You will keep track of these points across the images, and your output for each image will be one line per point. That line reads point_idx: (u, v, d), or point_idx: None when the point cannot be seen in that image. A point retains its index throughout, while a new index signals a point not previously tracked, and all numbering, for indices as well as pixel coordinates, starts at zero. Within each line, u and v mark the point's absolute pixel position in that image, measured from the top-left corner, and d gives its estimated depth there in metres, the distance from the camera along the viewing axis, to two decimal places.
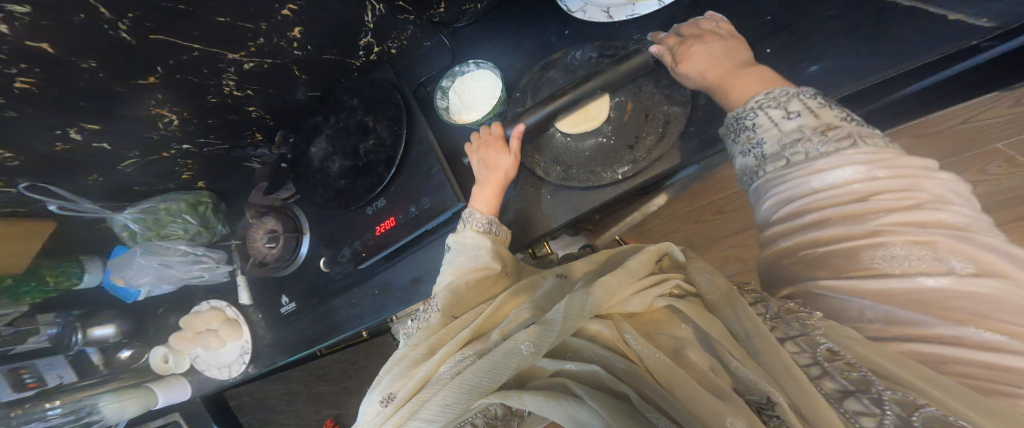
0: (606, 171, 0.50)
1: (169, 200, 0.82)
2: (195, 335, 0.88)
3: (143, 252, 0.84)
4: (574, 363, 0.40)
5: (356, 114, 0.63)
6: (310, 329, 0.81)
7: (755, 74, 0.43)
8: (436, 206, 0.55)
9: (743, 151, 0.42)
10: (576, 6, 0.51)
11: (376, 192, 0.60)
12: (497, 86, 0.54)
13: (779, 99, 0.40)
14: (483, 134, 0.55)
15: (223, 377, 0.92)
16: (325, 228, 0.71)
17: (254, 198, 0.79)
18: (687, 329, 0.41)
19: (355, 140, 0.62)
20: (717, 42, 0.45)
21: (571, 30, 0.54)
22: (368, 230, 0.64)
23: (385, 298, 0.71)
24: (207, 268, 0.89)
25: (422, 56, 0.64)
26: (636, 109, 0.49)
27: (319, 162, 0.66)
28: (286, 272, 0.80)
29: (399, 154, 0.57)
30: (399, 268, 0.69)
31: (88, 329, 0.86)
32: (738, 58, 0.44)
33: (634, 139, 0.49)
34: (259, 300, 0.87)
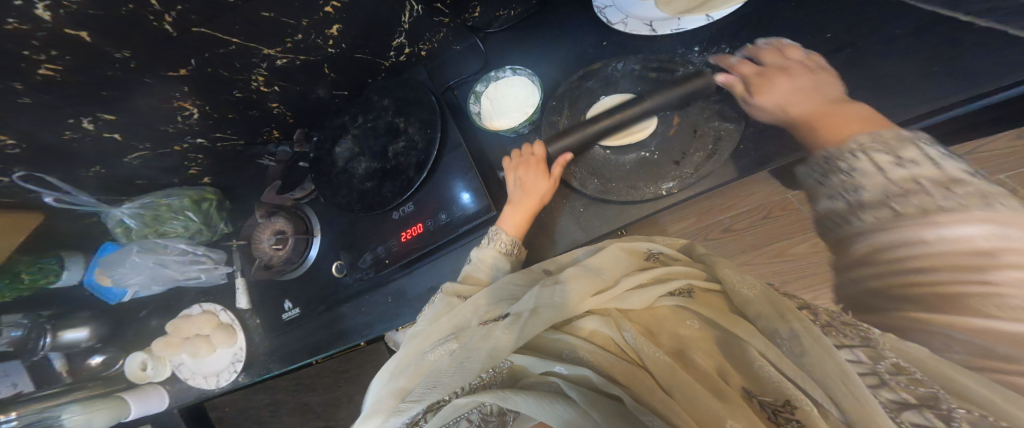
0: (649, 187, 0.51)
1: (171, 195, 0.80)
2: (182, 341, 0.82)
3: (139, 250, 0.80)
4: (565, 366, 0.38)
5: (386, 115, 0.63)
6: (312, 337, 0.78)
7: (844, 111, 0.43)
8: (468, 214, 0.55)
9: (831, 194, 0.41)
10: (617, 19, 0.54)
11: (404, 196, 0.59)
12: (533, 94, 0.54)
13: (889, 143, 0.37)
14: (523, 152, 0.55)
15: (208, 385, 0.86)
16: (346, 231, 0.70)
17: (264, 197, 0.76)
18: (694, 326, 0.42)
19: (384, 141, 0.62)
20: (804, 77, 0.47)
21: (612, 42, 0.57)
22: (393, 235, 0.63)
23: (399, 306, 0.69)
24: (205, 268, 0.86)
25: (452, 59, 0.65)
26: (682, 123, 0.52)
27: (344, 162, 0.66)
28: (292, 276, 0.78)
29: (432, 158, 0.57)
30: (417, 276, 0.67)
31: (59, 332, 0.79)
32: (835, 95, 0.45)
33: (682, 156, 0.51)
34: (258, 304, 0.85)
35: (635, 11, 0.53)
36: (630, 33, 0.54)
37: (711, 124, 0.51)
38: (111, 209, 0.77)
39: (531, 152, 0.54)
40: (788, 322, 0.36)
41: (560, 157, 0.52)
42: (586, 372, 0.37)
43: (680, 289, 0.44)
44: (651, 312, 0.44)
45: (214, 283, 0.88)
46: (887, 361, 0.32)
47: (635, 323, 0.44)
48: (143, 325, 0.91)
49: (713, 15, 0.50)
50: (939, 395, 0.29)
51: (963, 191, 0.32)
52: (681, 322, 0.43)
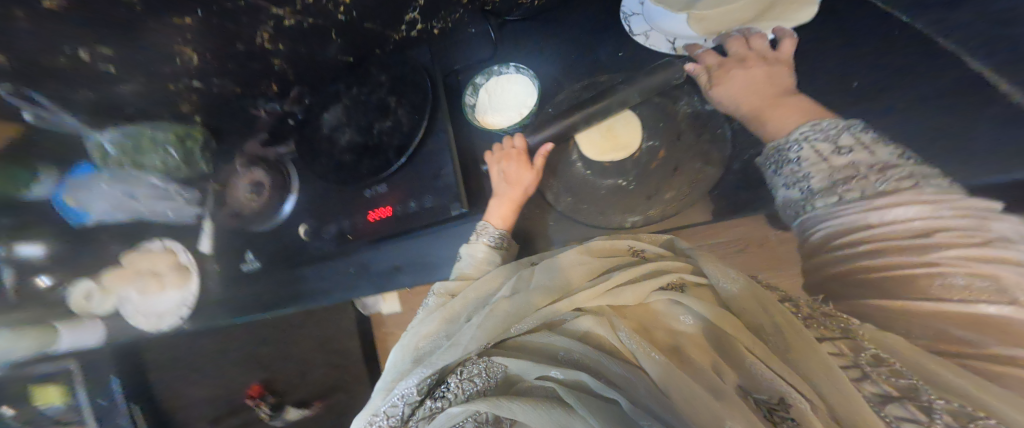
0: (615, 216, 0.54)
1: (157, 128, 0.64)
2: (137, 275, 0.77)
3: (110, 180, 0.68)
4: (561, 371, 0.39)
5: (379, 91, 0.60)
6: (273, 287, 0.86)
7: (790, 105, 0.47)
8: (436, 208, 0.53)
9: (787, 183, 0.45)
10: (640, 29, 0.53)
11: (378, 177, 0.56)
12: (532, 96, 0.51)
13: (827, 131, 0.43)
14: (505, 145, 0.54)
15: (143, 326, 0.79)
16: (311, 198, 0.66)
17: (247, 148, 0.75)
18: (685, 320, 0.40)
19: (372, 117, 0.59)
20: (759, 66, 0.49)
21: (628, 54, 0.55)
22: (360, 212, 0.59)
23: (358, 279, 0.66)
24: (173, 205, 0.76)
25: (463, 41, 0.61)
26: (666, 159, 0.53)
27: (328, 130, 0.63)
28: (257, 229, 0.81)
29: (413, 144, 0.54)
30: (381, 252, 0.64)
31: (13, 246, 0.65)
32: (785, 87, 0.48)
33: (652, 192, 0.53)
34: (222, 250, 0.83)
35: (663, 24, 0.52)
36: (650, 48, 0.53)
37: (698, 167, 0.52)
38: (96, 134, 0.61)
39: (513, 145, 0.53)
40: (769, 315, 0.35)
41: (541, 148, 0.53)
42: (582, 375, 0.37)
43: (673, 283, 0.41)
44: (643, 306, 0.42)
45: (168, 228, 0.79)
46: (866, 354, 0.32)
47: (628, 318, 0.41)
48: (102, 251, 0.75)
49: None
50: (919, 386, 0.29)
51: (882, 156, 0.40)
52: (671, 319, 0.40)
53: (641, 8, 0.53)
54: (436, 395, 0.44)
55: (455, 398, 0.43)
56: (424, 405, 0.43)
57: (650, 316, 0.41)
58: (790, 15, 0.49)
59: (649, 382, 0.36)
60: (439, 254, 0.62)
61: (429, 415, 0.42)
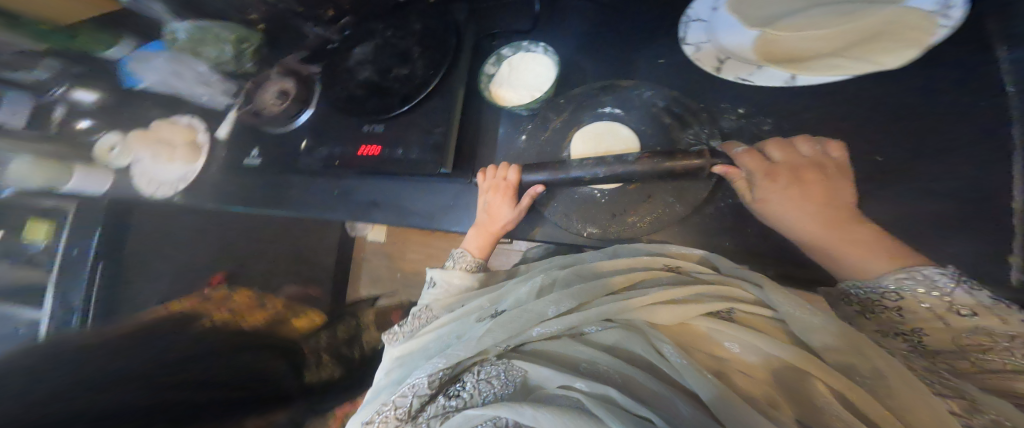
0: (577, 224, 0.47)
1: (224, 29, 0.73)
2: (155, 140, 0.78)
3: (167, 58, 0.74)
4: (587, 382, 0.31)
5: (409, 39, 0.58)
6: (255, 189, 0.76)
7: (859, 234, 0.36)
8: (420, 160, 0.50)
9: (856, 306, 0.35)
10: (695, 38, 0.45)
11: (379, 115, 0.55)
12: (548, 79, 0.47)
13: (927, 277, 0.32)
14: (496, 173, 0.49)
15: (142, 190, 0.79)
16: (319, 118, 0.66)
17: (285, 59, 0.72)
18: (736, 346, 0.31)
19: (394, 61, 0.58)
20: (802, 186, 0.39)
21: (669, 63, 0.48)
22: (353, 143, 0.58)
23: (337, 202, 0.63)
24: (209, 93, 0.78)
25: (509, 9, 0.57)
26: (645, 184, 0.45)
27: (355, 64, 0.62)
28: (277, 130, 0.71)
29: (419, 96, 0.52)
30: (366, 184, 0.60)
31: (73, 88, 0.75)
32: (849, 210, 0.38)
33: (620, 210, 0.46)
34: (234, 140, 0.78)
35: (723, 37, 0.44)
36: (695, 63, 0.45)
37: (676, 199, 0.44)
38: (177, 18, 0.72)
39: (504, 176, 0.49)
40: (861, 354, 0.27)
41: (530, 188, 0.47)
42: (610, 389, 0.30)
43: (720, 307, 0.34)
44: (686, 326, 0.34)
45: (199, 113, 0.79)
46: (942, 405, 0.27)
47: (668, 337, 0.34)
48: (142, 112, 0.81)
49: (799, 78, 0.41)
50: None
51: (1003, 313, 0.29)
52: (716, 344, 0.32)
53: (711, 14, 0.45)
54: (450, 393, 0.37)
55: (470, 398, 0.36)
56: (436, 402, 0.38)
57: (702, 342, 0.33)
58: (874, 57, 0.38)
59: (694, 410, 0.28)
60: (417, 207, 0.55)
61: (443, 413, 0.36)
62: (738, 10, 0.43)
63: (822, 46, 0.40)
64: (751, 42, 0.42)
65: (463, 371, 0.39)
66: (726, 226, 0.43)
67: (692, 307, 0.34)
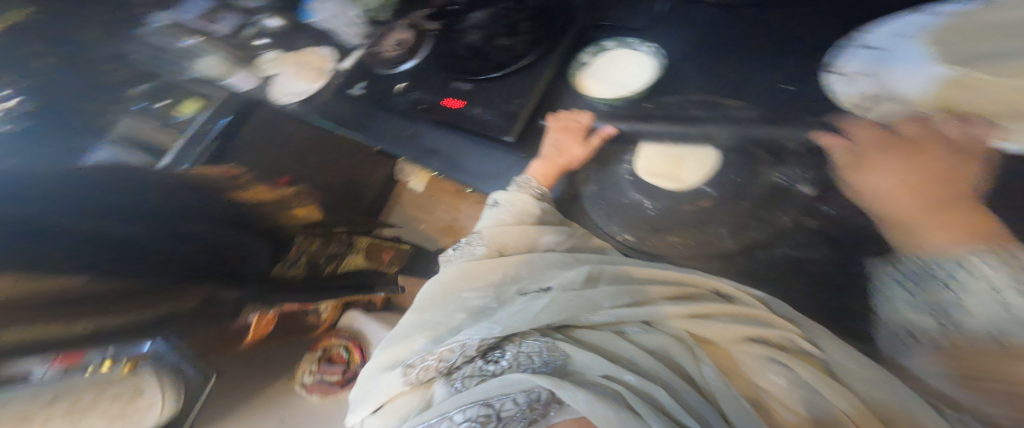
0: (614, 225, 0.50)
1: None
2: (297, 62, 0.77)
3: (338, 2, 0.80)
4: (636, 378, 0.29)
5: (520, 15, 0.59)
6: (345, 115, 0.71)
7: (954, 213, 0.38)
8: (492, 125, 0.52)
9: (915, 304, 0.38)
10: (851, 67, 0.42)
11: (469, 76, 0.57)
12: (642, 83, 0.50)
13: (1013, 260, 0.34)
14: (566, 116, 0.52)
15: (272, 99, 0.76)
16: (419, 63, 0.67)
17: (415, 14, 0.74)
18: (775, 380, 0.34)
19: (500, 31, 0.60)
20: (917, 156, 0.40)
21: (793, 94, 0.44)
22: (439, 94, 0.60)
23: (405, 141, 0.63)
24: (349, 32, 0.77)
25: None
26: (705, 211, 0.46)
27: (465, 26, 0.65)
28: (387, 74, 0.70)
29: (511, 68, 0.54)
30: (434, 131, 0.60)
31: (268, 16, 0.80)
32: (962, 186, 0.37)
33: (661, 224, 0.48)
34: (354, 73, 0.73)
35: (891, 74, 0.40)
36: (839, 96, 0.42)
37: (728, 234, 0.45)
38: None
39: (575, 119, 0.51)
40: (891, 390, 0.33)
41: (602, 129, 0.50)
42: (660, 390, 0.28)
43: (758, 337, 0.37)
44: (725, 349, 0.37)
45: (336, 47, 0.77)
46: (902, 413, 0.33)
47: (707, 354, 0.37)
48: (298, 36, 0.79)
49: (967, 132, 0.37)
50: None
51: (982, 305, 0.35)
52: (753, 371, 0.35)
53: (890, 42, 0.41)
54: (488, 357, 0.33)
55: (509, 367, 0.31)
56: (470, 363, 0.33)
57: (737, 371, 0.35)
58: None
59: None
60: (471, 166, 0.55)
61: (478, 375, 0.31)
62: (944, 41, 0.39)
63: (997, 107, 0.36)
64: (923, 81, 0.39)
65: (505, 340, 0.35)
66: (766, 276, 0.44)
67: (743, 330, 0.37)
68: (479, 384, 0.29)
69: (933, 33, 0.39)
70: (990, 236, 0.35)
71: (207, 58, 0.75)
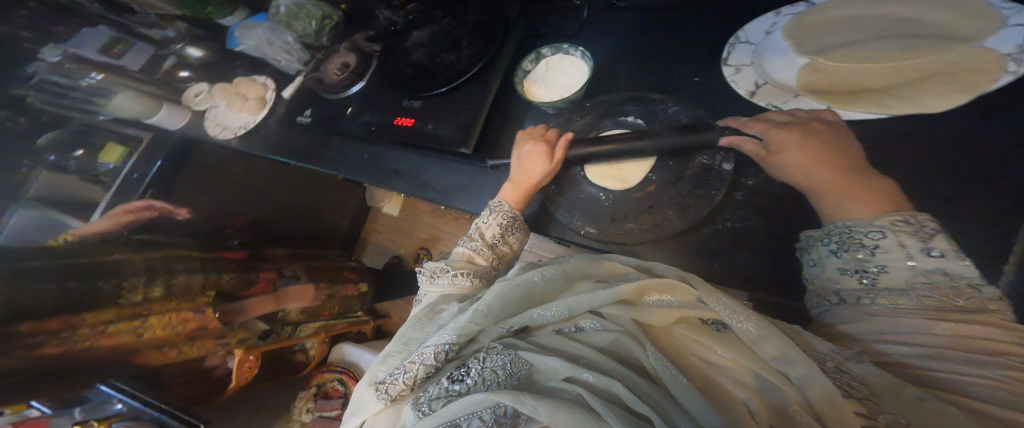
0: (574, 222, 0.42)
1: (315, 6, 0.81)
2: (234, 93, 0.80)
3: (268, 28, 0.80)
4: (595, 373, 0.28)
5: (463, 28, 0.58)
6: (296, 145, 0.79)
7: (873, 190, 0.30)
8: (442, 138, 0.51)
9: (844, 270, 0.31)
10: (737, 60, 0.39)
11: (421, 91, 0.57)
12: (580, 83, 0.45)
13: (920, 230, 0.28)
14: (534, 131, 0.45)
15: (208, 135, 0.80)
16: (371, 91, 0.68)
17: (356, 37, 0.76)
18: (721, 358, 0.29)
19: (443, 47, 0.59)
20: (826, 148, 0.32)
21: (705, 82, 0.41)
22: (393, 113, 0.60)
23: (367, 166, 0.66)
24: (289, 59, 0.81)
25: (560, 11, 0.54)
26: (649, 194, 0.38)
27: (410, 46, 0.63)
28: (332, 99, 0.76)
29: (459, 80, 0.53)
30: (394, 155, 0.63)
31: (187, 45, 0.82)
32: (858, 162, 0.32)
33: (620, 215, 0.40)
34: (294, 104, 0.81)
35: (769, 62, 0.37)
36: (730, 85, 0.39)
37: (677, 212, 0.37)
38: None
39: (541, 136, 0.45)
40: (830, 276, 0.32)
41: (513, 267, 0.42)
42: (616, 384, 0.27)
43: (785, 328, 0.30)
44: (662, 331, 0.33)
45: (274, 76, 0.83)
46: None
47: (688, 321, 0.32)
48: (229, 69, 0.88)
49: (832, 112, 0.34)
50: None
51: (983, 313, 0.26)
52: (711, 348, 0.30)
53: None
54: (452, 377, 0.31)
55: (475, 386, 0.30)
56: (435, 383, 0.32)
57: (679, 349, 0.31)
58: (925, 100, 0.31)
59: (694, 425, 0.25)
60: (431, 181, 0.57)
61: (444, 398, 0.30)
62: (794, 36, 0.37)
63: (887, 80, 0.32)
64: (797, 71, 0.35)
65: (462, 361, 0.33)
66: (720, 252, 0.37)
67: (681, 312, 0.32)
68: (448, 405, 0.29)
69: (800, 19, 0.37)
70: (907, 208, 0.29)
71: (120, 98, 0.73)
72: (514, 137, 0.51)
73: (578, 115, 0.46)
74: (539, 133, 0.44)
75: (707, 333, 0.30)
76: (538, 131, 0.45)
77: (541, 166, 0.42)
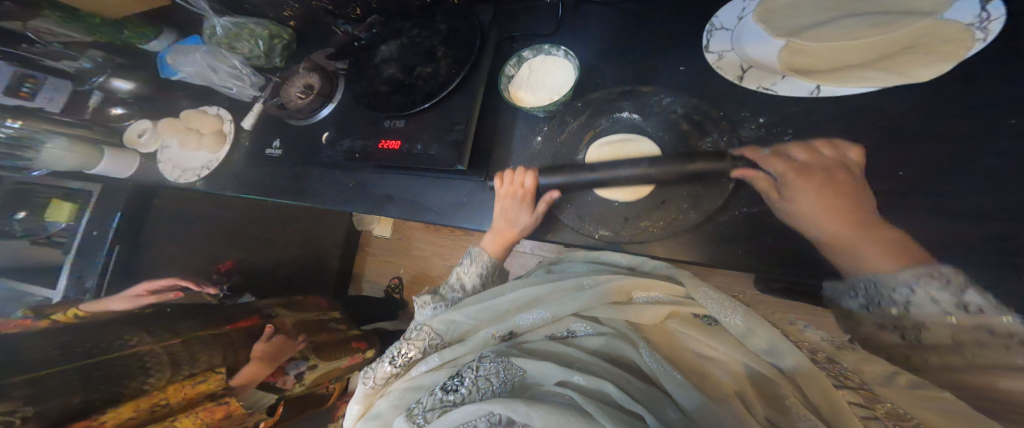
0: (590, 226, 0.42)
1: (258, 24, 0.72)
2: (183, 129, 0.78)
3: (206, 52, 0.73)
4: (586, 376, 0.32)
5: (435, 37, 0.56)
6: (274, 182, 0.75)
7: (884, 236, 0.32)
8: (436, 158, 0.50)
9: (879, 312, 0.33)
10: (718, 47, 0.40)
11: (402, 110, 0.54)
12: (568, 84, 0.45)
13: (948, 279, 0.30)
14: (514, 177, 0.47)
15: (169, 178, 0.80)
16: (345, 114, 0.65)
17: (315, 56, 0.72)
18: (712, 351, 0.34)
19: (418, 59, 0.56)
20: (841, 195, 0.34)
21: (691, 71, 0.42)
22: (375, 136, 0.58)
23: (355, 195, 0.64)
24: (239, 85, 0.76)
25: (532, 10, 0.54)
26: (660, 188, 0.39)
27: (380, 62, 0.60)
28: (300, 125, 0.72)
29: (441, 94, 0.52)
30: (383, 179, 0.61)
31: (112, 78, 0.76)
32: (865, 207, 0.33)
33: (634, 214, 0.40)
34: (260, 137, 0.77)
35: (749, 48, 0.38)
36: (717, 72, 0.40)
37: (692, 204, 0.38)
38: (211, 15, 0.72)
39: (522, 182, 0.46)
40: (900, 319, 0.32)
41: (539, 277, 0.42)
42: (608, 385, 0.30)
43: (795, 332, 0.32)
44: (660, 330, 0.38)
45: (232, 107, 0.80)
46: (883, 410, 0.29)
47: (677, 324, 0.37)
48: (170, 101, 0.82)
49: (824, 89, 0.35)
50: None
51: (1015, 359, 0.26)
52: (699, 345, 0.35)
53: None
54: (451, 386, 0.36)
55: (470, 394, 0.34)
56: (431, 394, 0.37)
57: (676, 345, 0.36)
58: (909, 70, 0.32)
59: (681, 414, 0.29)
60: (428, 201, 0.55)
61: (439, 407, 0.35)
62: (767, 18, 0.38)
63: (867, 55, 0.33)
64: (777, 53, 0.37)
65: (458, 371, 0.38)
66: (742, 236, 0.37)
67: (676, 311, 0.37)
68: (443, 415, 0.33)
69: (766, 4, 0.38)
70: (933, 260, 0.31)
71: (50, 147, 0.73)
72: (509, 146, 0.51)
73: (572, 116, 0.46)
74: (516, 181, 0.47)
75: (700, 328, 0.36)
76: (514, 178, 0.47)
77: (522, 215, 0.48)
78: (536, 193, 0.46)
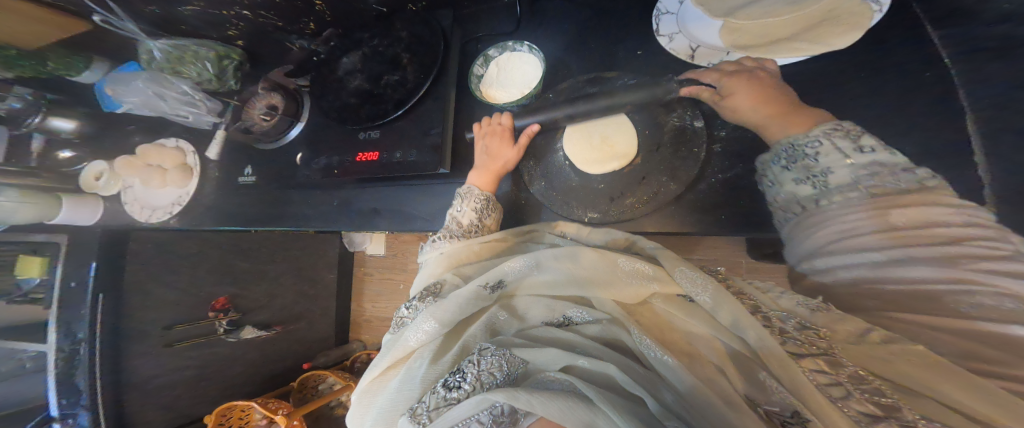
0: (578, 208, 0.45)
1: (202, 46, 0.67)
2: (143, 166, 0.74)
3: (146, 78, 0.70)
4: (589, 359, 0.34)
5: (397, 45, 0.56)
6: (253, 209, 0.74)
7: (803, 115, 0.36)
8: (417, 163, 0.51)
9: (799, 177, 0.35)
10: (667, 30, 0.42)
11: (375, 120, 0.54)
12: (535, 78, 0.46)
13: (849, 131, 0.34)
14: (491, 120, 0.48)
15: (141, 220, 0.78)
16: (316, 131, 0.64)
17: (272, 74, 0.69)
18: (697, 326, 0.36)
19: (382, 69, 0.56)
20: (764, 84, 0.37)
21: (648, 55, 0.44)
22: (352, 151, 0.57)
23: (340, 213, 0.64)
24: (195, 112, 0.73)
25: (491, 9, 0.54)
26: (639, 165, 0.42)
27: (343, 74, 0.59)
28: (269, 148, 0.71)
29: (413, 100, 0.52)
30: (365, 193, 0.61)
31: (49, 116, 0.72)
32: (789, 95, 0.37)
33: (618, 193, 0.43)
34: (228, 164, 0.75)
35: (695, 27, 0.40)
36: (669, 54, 0.42)
37: (670, 177, 0.41)
38: (146, 40, 0.67)
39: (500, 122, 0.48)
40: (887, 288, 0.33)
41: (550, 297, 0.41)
42: (611, 368, 0.32)
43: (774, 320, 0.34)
44: (648, 309, 0.39)
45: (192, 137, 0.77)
46: (847, 371, 0.28)
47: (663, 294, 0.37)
48: (125, 138, 0.80)
49: (764, 61, 0.38)
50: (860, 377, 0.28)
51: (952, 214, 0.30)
52: (684, 324, 0.36)
53: None
54: (450, 385, 0.36)
55: (473, 389, 0.35)
56: (431, 393, 0.36)
57: (662, 323, 0.37)
58: (828, 39, 0.35)
59: (675, 394, 0.31)
60: (416, 207, 0.57)
61: (443, 405, 0.35)
62: None
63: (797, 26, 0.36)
64: (718, 32, 0.39)
65: (457, 365, 0.39)
66: (717, 204, 0.40)
67: (665, 287, 0.37)
68: (448, 411, 0.33)
69: None
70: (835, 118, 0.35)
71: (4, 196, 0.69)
72: None
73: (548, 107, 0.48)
74: (493, 122, 0.48)
75: (682, 305, 0.37)
76: (492, 119, 0.48)
77: (505, 152, 0.47)
78: (514, 130, 0.47)
